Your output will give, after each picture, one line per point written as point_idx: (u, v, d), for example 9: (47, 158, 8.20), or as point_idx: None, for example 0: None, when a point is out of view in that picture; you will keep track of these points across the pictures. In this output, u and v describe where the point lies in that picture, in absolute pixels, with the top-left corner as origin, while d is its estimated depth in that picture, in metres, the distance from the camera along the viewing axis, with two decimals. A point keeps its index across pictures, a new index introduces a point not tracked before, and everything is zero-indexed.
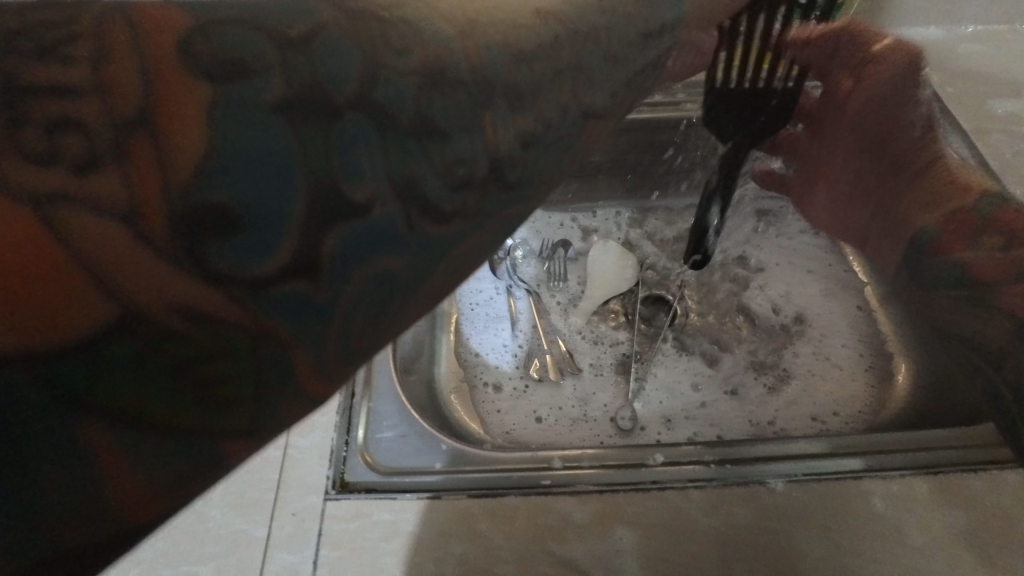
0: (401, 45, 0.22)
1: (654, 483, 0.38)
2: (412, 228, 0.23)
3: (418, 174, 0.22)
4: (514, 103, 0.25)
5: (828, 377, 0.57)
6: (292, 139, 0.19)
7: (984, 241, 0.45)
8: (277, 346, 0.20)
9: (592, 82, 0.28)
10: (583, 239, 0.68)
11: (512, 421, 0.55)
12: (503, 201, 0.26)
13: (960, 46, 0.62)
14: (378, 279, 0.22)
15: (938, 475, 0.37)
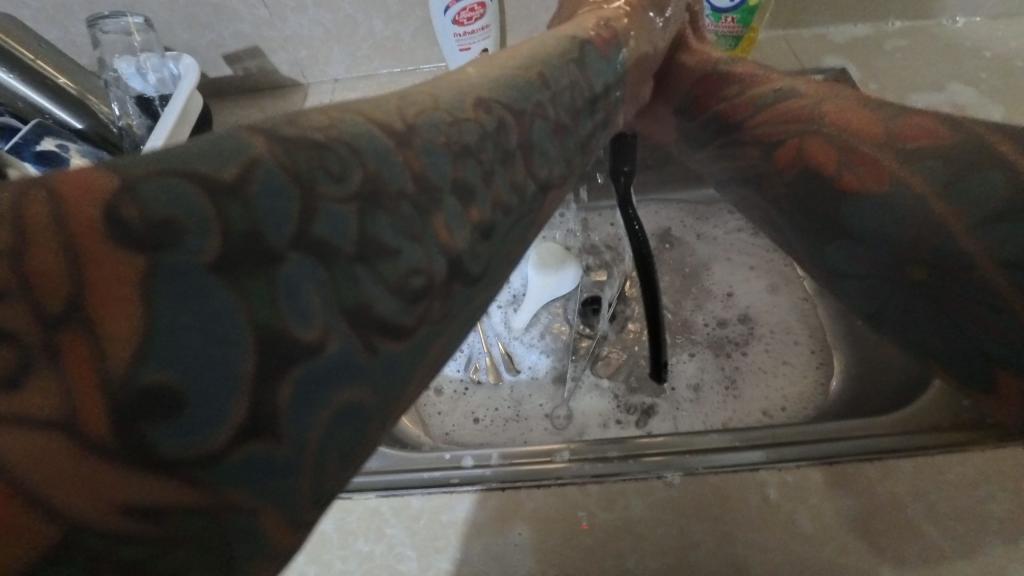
0: (340, 171, 0.21)
1: (557, 479, 0.39)
2: (374, 352, 0.20)
3: (372, 297, 0.20)
4: (464, 198, 0.24)
5: (779, 374, 0.58)
6: (234, 300, 0.17)
7: (734, 92, 0.46)
8: (245, 516, 0.17)
9: (545, 156, 0.30)
10: (529, 239, 0.69)
11: (451, 421, 0.57)
12: (467, 295, 0.24)
13: (884, 42, 0.62)
14: (352, 409, 0.19)
15: (834, 465, 0.38)
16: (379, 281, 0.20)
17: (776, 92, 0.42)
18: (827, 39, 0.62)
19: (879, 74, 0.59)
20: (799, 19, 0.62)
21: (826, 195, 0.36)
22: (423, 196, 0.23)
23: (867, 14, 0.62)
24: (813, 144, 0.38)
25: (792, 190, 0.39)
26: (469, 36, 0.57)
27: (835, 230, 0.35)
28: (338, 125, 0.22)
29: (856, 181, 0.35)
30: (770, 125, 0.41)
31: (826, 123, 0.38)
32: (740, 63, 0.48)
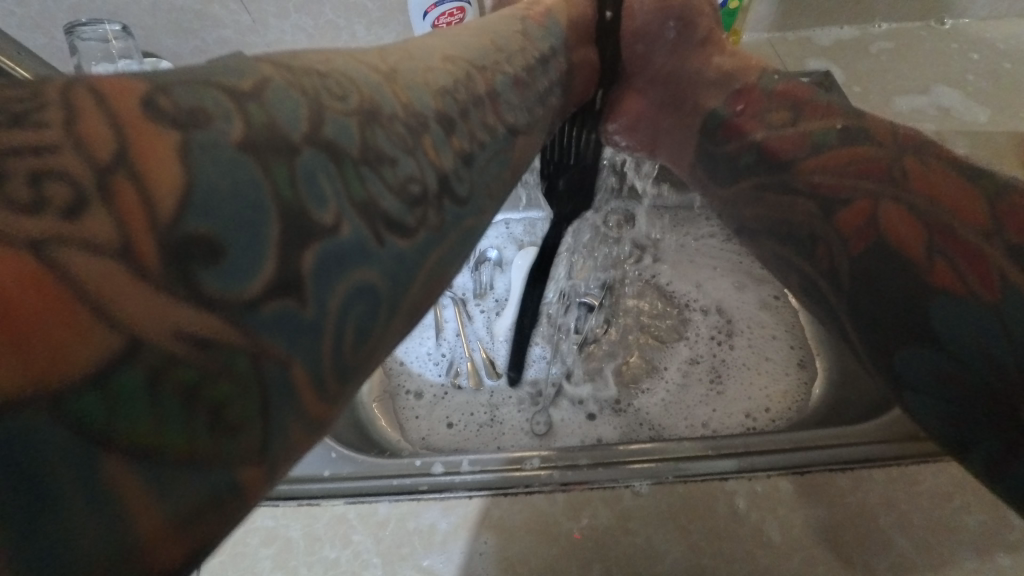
0: (340, 92, 0.20)
1: (526, 486, 0.39)
2: (383, 243, 0.19)
3: (378, 193, 0.19)
4: (448, 128, 0.25)
5: (761, 372, 0.57)
6: (258, 173, 0.16)
7: (779, 119, 0.37)
8: (278, 367, 0.16)
9: (511, 105, 0.31)
10: (510, 246, 0.69)
11: (427, 426, 0.57)
12: (459, 214, 0.24)
13: (871, 44, 0.61)
14: (367, 293, 0.18)
15: (805, 474, 0.38)
16: (381, 180, 0.20)
17: (840, 131, 0.34)
18: (814, 41, 0.62)
19: (864, 78, 0.58)
20: (785, 21, 0.62)
21: (900, 280, 0.28)
22: (413, 121, 0.23)
23: (853, 16, 0.62)
24: (891, 213, 0.30)
25: (854, 266, 0.30)
26: None
27: (908, 334, 0.27)
28: (341, 67, 0.22)
29: (956, 281, 0.26)
30: (828, 176, 0.33)
31: (907, 186, 0.30)
32: (784, 83, 0.40)
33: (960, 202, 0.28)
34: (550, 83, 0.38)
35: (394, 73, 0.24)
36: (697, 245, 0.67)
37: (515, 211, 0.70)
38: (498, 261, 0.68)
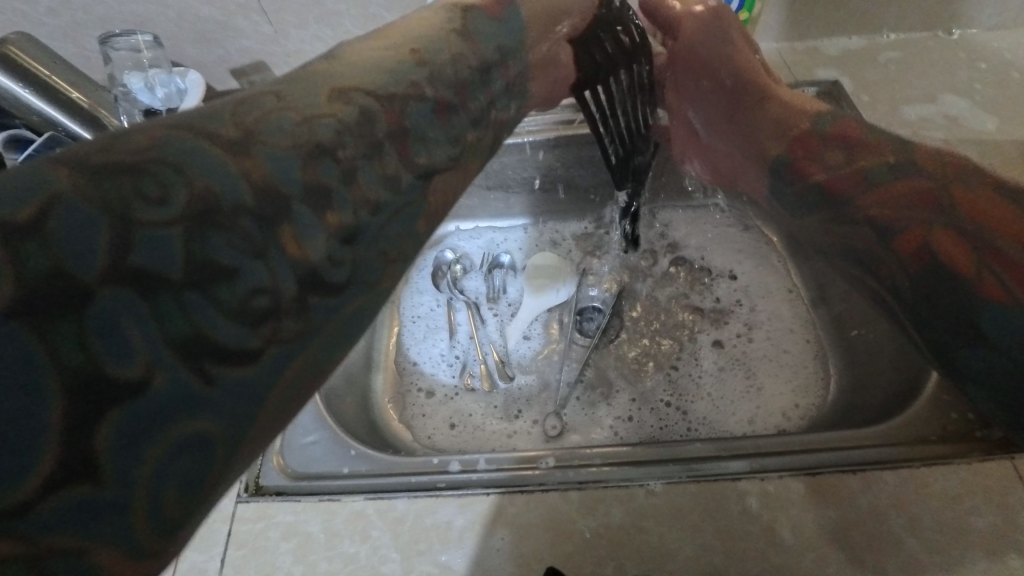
0: (160, 194, 0.18)
1: (541, 485, 0.40)
2: (213, 384, 0.19)
3: (206, 324, 0.19)
4: (320, 202, 0.23)
5: (773, 370, 0.58)
6: (35, 346, 0.15)
7: (835, 159, 0.42)
8: (69, 559, 0.15)
9: (427, 142, 0.29)
10: (523, 251, 0.70)
11: (433, 425, 0.58)
12: (333, 307, 0.23)
13: (878, 53, 0.62)
14: (196, 443, 0.18)
15: (816, 475, 0.38)
16: (213, 310, 0.19)
17: (891, 167, 0.38)
18: (822, 51, 0.63)
19: (872, 86, 0.59)
20: (794, 32, 0.63)
21: (956, 294, 0.33)
22: (267, 208, 0.21)
23: (861, 26, 0.63)
24: (942, 237, 0.34)
25: (916, 279, 0.35)
26: None
27: (968, 330, 0.32)
28: (160, 144, 0.19)
29: (1001, 287, 0.31)
30: (882, 210, 0.37)
31: (954, 208, 0.34)
32: (837, 124, 0.44)
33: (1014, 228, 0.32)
34: (490, 95, 0.37)
35: (248, 138, 0.22)
36: (712, 240, 0.68)
37: (532, 217, 0.72)
38: (510, 266, 0.69)
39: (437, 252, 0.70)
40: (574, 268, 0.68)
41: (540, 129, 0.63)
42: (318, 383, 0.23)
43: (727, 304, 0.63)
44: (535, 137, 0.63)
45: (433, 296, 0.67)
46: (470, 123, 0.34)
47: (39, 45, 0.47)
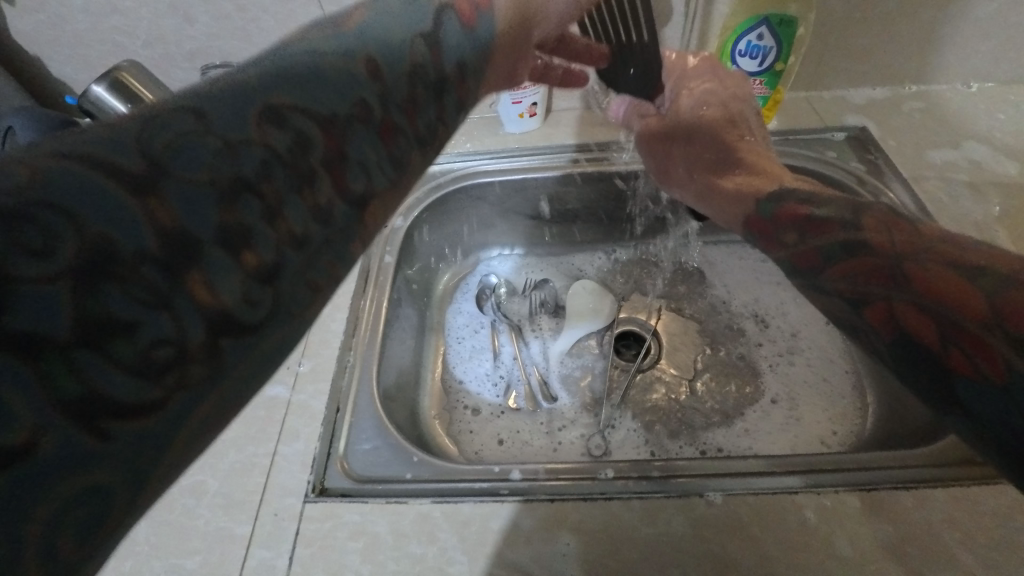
0: (44, 243, 0.16)
1: (602, 494, 0.41)
2: (110, 438, 0.17)
3: (102, 381, 0.17)
4: (234, 245, 0.20)
5: (809, 397, 0.60)
6: None
7: (791, 239, 0.40)
8: None
9: (365, 169, 0.26)
10: (564, 277, 0.74)
11: (480, 441, 0.60)
12: (250, 348, 0.21)
13: (901, 103, 0.68)
14: (93, 502, 0.17)
15: (871, 491, 0.40)
16: (107, 363, 0.17)
17: (843, 244, 0.36)
18: (848, 100, 0.69)
19: (897, 132, 0.65)
20: (821, 83, 0.69)
21: (929, 366, 0.30)
22: (176, 255, 0.19)
23: (887, 78, 0.69)
24: (906, 310, 0.32)
25: (895, 354, 0.32)
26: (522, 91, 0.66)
27: (948, 399, 0.29)
28: (47, 179, 0.17)
29: (968, 366, 0.28)
30: (848, 282, 0.36)
31: (908, 285, 0.32)
32: (786, 201, 0.42)
33: (961, 297, 0.29)
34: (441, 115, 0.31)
35: (156, 172, 0.19)
36: (743, 273, 0.72)
37: (570, 250, 0.76)
38: (553, 293, 0.72)
39: (482, 276, 0.74)
40: (615, 296, 0.72)
41: (583, 164, 0.67)
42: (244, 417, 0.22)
43: (763, 333, 0.66)
44: (579, 171, 0.67)
45: (478, 317, 0.70)
46: (419, 144, 0.30)
47: (146, 72, 0.53)
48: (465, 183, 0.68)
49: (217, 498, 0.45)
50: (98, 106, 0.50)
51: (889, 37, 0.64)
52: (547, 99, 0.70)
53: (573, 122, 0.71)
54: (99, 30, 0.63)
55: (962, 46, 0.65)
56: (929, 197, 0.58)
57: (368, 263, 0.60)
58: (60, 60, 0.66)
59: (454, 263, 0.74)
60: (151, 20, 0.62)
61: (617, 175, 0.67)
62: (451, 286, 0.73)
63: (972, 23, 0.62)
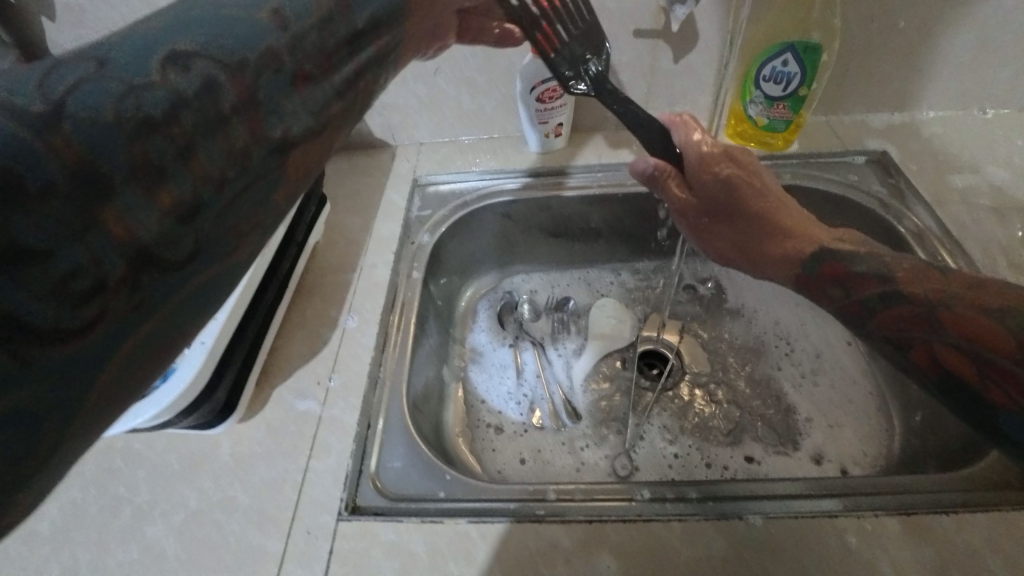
0: None
1: (640, 515, 0.41)
2: (49, 355, 0.20)
3: (28, 303, 0.19)
4: (150, 183, 0.22)
5: (836, 416, 0.60)
6: None
7: (839, 294, 0.42)
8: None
9: (280, 115, 0.28)
10: (586, 294, 0.74)
11: (503, 460, 0.59)
12: (174, 276, 0.23)
13: (919, 129, 0.70)
14: (44, 402, 0.20)
15: (912, 515, 0.40)
16: (32, 292, 0.19)
17: (882, 295, 0.40)
18: (867, 124, 0.71)
19: (916, 158, 0.66)
20: (840, 107, 0.71)
21: (971, 399, 0.35)
22: (87, 192, 0.20)
23: (905, 104, 0.70)
24: (945, 353, 0.36)
25: (940, 389, 0.37)
26: (550, 110, 0.67)
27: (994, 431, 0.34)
28: None
29: (1005, 398, 0.33)
30: (888, 332, 0.39)
31: (943, 329, 0.36)
32: (828, 256, 0.43)
33: (994, 340, 0.33)
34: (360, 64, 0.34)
35: (61, 114, 0.20)
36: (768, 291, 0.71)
37: (591, 267, 0.76)
38: (574, 311, 0.72)
39: (503, 294, 0.74)
40: (636, 314, 0.72)
41: (608, 184, 0.68)
42: (184, 324, 0.25)
43: (786, 353, 0.67)
44: (603, 191, 0.68)
45: (500, 334, 0.70)
46: (333, 92, 0.32)
47: None
48: (492, 201, 0.68)
49: (249, 512, 0.44)
50: None
51: (908, 64, 0.66)
52: (570, 119, 0.71)
53: (597, 142, 0.73)
54: None
55: (979, 73, 0.67)
56: (951, 222, 0.59)
57: (396, 278, 0.60)
58: None
59: (476, 279, 0.75)
60: None
61: (644, 194, 0.67)
62: (472, 303, 0.74)
63: (987, 53, 0.64)
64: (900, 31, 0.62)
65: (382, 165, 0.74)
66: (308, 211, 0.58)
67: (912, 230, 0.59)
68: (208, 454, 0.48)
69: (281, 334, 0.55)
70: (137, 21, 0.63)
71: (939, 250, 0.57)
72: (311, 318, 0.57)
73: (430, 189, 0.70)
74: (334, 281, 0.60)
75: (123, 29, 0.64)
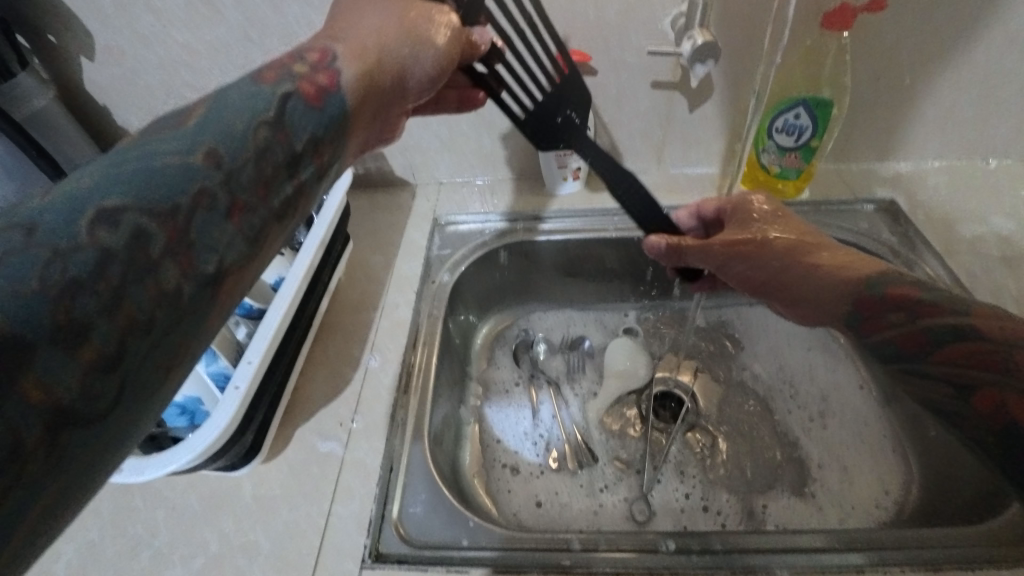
0: None
1: (666, 568, 0.41)
2: None
3: None
4: (70, 343, 0.20)
5: (853, 461, 0.61)
6: None
7: (900, 319, 0.40)
8: None
9: (214, 245, 0.26)
10: (601, 334, 0.75)
11: (519, 502, 0.59)
12: (90, 437, 0.21)
13: (925, 178, 0.72)
14: None
15: (939, 572, 0.40)
16: None
17: (955, 327, 0.37)
18: (874, 172, 0.73)
19: (924, 207, 0.68)
20: (848, 156, 0.73)
21: None
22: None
23: (911, 154, 0.73)
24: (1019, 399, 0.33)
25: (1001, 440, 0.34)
26: (569, 156, 0.69)
27: None
28: None
29: None
30: (955, 369, 0.37)
31: (1019, 374, 0.34)
32: (896, 283, 0.41)
33: None
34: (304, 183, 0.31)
35: None
36: (774, 336, 0.73)
37: (605, 307, 0.78)
38: (589, 350, 0.73)
39: (519, 332, 0.75)
40: (650, 355, 0.73)
41: (625, 227, 0.70)
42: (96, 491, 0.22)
43: (799, 396, 0.67)
44: (620, 233, 0.70)
45: (515, 372, 0.71)
46: (276, 214, 0.29)
47: None
48: (510, 242, 0.70)
49: (271, 558, 0.44)
50: None
51: (914, 117, 0.68)
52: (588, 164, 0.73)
53: None
54: (170, 84, 0.67)
55: (983, 126, 0.69)
56: (961, 272, 0.61)
57: (418, 317, 0.61)
58: (128, 110, 0.71)
59: (492, 317, 0.76)
60: (222, 79, 0.67)
61: None
62: (488, 340, 0.74)
63: (989, 109, 0.67)
64: (906, 87, 0.65)
65: (402, 204, 0.76)
66: (335, 251, 0.59)
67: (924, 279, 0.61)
68: (230, 495, 0.48)
69: (304, 373, 0.56)
70: (172, 65, 0.66)
71: None
72: (333, 356, 0.58)
73: (450, 229, 0.71)
74: (356, 319, 0.61)
75: (157, 71, 0.66)
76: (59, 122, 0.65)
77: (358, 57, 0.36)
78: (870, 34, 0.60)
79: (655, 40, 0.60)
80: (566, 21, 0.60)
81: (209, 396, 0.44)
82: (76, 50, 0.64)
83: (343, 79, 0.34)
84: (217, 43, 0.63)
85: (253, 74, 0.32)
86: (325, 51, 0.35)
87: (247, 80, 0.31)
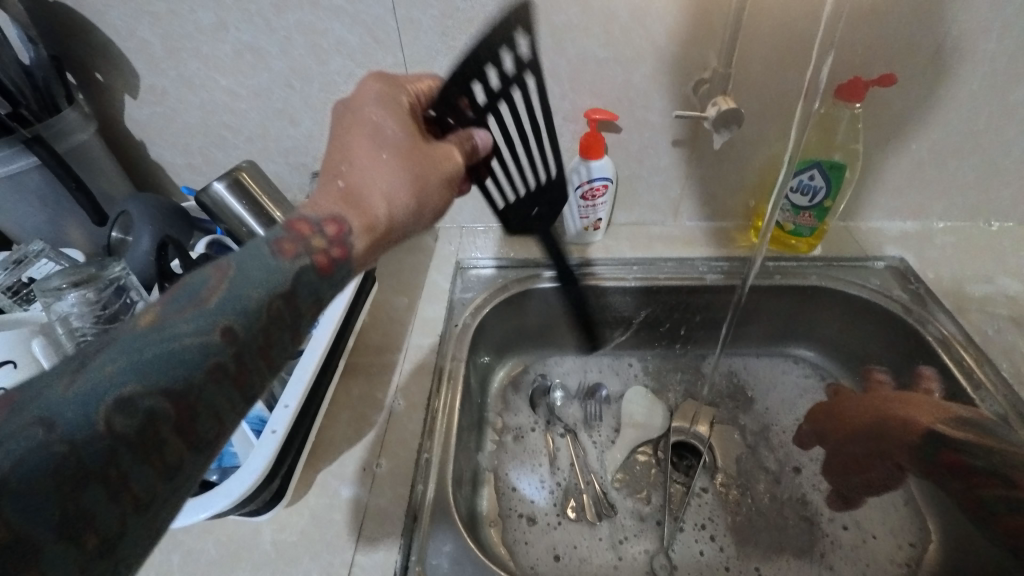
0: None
1: None
2: None
3: None
4: (70, 535, 0.21)
5: (872, 520, 0.61)
6: None
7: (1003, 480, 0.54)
8: None
9: (214, 414, 0.27)
10: (616, 382, 0.76)
11: (536, 554, 0.58)
12: None
13: (931, 237, 0.75)
14: None
15: None
16: None
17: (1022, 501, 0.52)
18: (881, 231, 0.76)
19: (934, 266, 0.71)
20: (856, 214, 0.77)
21: None
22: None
23: (916, 215, 0.76)
24: None
25: None
26: (592, 207, 0.72)
27: None
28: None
29: None
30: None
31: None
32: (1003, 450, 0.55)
33: None
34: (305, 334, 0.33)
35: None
36: (785, 390, 0.74)
37: (620, 354, 0.78)
38: (606, 397, 0.73)
39: (534, 377, 0.75)
40: (665, 406, 0.73)
41: (644, 277, 0.72)
42: None
43: (816, 450, 0.67)
44: (640, 283, 0.72)
45: (531, 417, 0.71)
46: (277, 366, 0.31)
47: (260, 173, 0.60)
48: (533, 287, 0.71)
49: None
50: (216, 202, 0.57)
51: (920, 182, 0.72)
52: (608, 215, 0.76)
53: (632, 236, 0.77)
54: (208, 124, 0.70)
55: (987, 190, 0.72)
56: (976, 330, 0.63)
57: (441, 359, 0.62)
58: (163, 146, 0.73)
59: (509, 360, 0.76)
60: (261, 122, 0.69)
61: (679, 289, 0.72)
62: (504, 384, 0.74)
63: (992, 176, 0.71)
64: (913, 152, 0.69)
65: (425, 246, 0.77)
66: (364, 294, 0.60)
67: (938, 337, 0.63)
68: (250, 541, 0.47)
69: (327, 415, 0.56)
70: (214, 107, 0.68)
71: (964, 358, 0.61)
72: (357, 398, 0.58)
73: (471, 273, 0.73)
74: (379, 360, 0.62)
75: (198, 111, 0.69)
76: (97, 155, 0.67)
77: (368, 231, 0.38)
78: (879, 104, 0.64)
79: (679, 103, 0.64)
80: (595, 83, 0.63)
81: (240, 436, 0.44)
82: (121, 89, 0.67)
83: (355, 252, 0.36)
84: (260, 89, 0.66)
85: (272, 241, 0.33)
86: (339, 220, 0.36)
87: (265, 246, 0.32)
